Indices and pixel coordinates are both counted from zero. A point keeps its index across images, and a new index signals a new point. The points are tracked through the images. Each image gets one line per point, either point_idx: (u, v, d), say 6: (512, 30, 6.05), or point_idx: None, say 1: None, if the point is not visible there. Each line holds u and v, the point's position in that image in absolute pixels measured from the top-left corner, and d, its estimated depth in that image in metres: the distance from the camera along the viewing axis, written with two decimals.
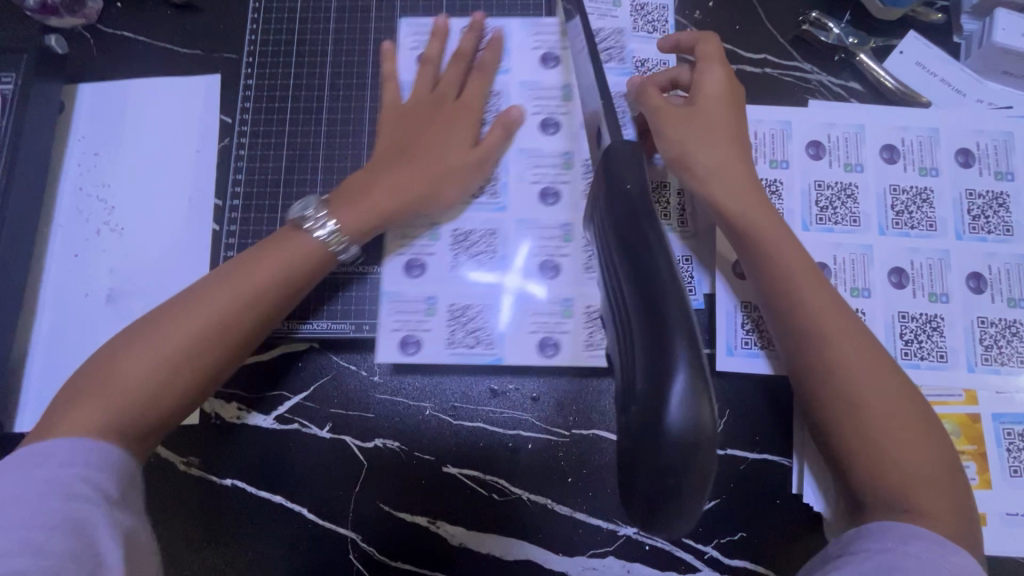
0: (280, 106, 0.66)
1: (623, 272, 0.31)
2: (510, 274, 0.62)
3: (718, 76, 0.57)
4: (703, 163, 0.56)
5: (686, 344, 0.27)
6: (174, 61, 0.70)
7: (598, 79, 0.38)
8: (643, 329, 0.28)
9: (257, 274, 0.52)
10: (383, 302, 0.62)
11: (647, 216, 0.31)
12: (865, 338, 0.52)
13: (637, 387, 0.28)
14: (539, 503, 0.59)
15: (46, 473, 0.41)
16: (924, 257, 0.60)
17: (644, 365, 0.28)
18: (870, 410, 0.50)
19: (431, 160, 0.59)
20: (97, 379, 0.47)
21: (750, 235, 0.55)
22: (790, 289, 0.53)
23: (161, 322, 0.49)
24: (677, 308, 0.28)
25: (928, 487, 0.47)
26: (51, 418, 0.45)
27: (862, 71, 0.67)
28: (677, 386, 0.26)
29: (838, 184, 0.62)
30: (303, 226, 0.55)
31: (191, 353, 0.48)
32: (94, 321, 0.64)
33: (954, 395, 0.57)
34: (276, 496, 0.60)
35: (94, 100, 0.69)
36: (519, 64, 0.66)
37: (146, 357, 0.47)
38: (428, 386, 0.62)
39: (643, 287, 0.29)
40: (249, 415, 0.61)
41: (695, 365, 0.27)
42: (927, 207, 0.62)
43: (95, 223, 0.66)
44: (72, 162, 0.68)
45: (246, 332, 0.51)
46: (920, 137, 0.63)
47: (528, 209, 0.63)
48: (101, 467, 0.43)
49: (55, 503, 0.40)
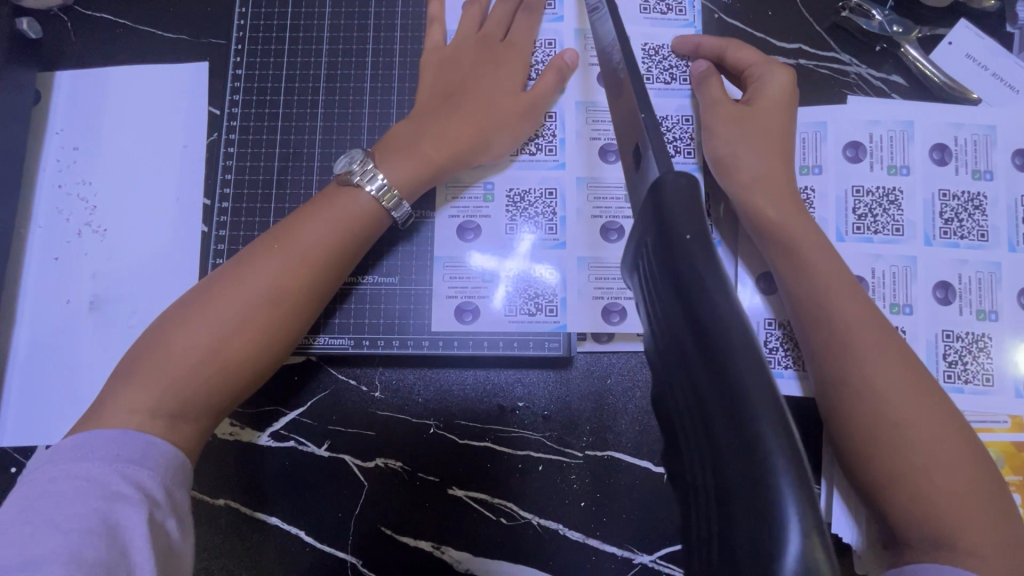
0: (272, 99, 0.61)
1: (693, 356, 0.22)
2: (512, 259, 0.58)
3: (781, 76, 0.55)
4: (755, 167, 0.53)
5: (795, 489, 0.18)
6: (157, 46, 0.65)
7: (631, 79, 0.33)
8: (734, 457, 0.20)
9: (304, 242, 0.48)
10: (437, 267, 0.58)
11: (715, 274, 0.22)
12: (916, 369, 0.47)
13: (735, 542, 0.20)
14: (549, 528, 0.56)
15: (91, 469, 0.38)
16: (973, 270, 0.56)
17: (746, 513, 0.20)
18: (936, 451, 0.45)
19: (480, 110, 0.54)
20: (151, 356, 0.44)
21: (798, 254, 0.51)
22: (831, 316, 0.49)
23: (210, 299, 0.46)
24: (774, 414, 0.19)
25: (1002, 542, 0.42)
26: (101, 403, 0.42)
27: (907, 63, 0.61)
28: (792, 559, 0.18)
29: (880, 189, 0.58)
30: (353, 182, 0.50)
31: (242, 331, 0.45)
32: (76, 329, 0.60)
33: (999, 421, 0.54)
34: (271, 517, 0.56)
35: (72, 89, 0.64)
36: (572, 11, 0.60)
37: (199, 332, 0.44)
38: (433, 402, 0.58)
39: (718, 374, 0.21)
40: (243, 432, 0.58)
41: (812, 520, 0.18)
42: (979, 215, 0.57)
43: (76, 224, 0.62)
44: (52, 157, 0.63)
45: (301, 305, 0.48)
46: (974, 136, 0.58)
47: (588, 168, 0.58)
48: (146, 466, 0.40)
49: (92, 504, 0.36)
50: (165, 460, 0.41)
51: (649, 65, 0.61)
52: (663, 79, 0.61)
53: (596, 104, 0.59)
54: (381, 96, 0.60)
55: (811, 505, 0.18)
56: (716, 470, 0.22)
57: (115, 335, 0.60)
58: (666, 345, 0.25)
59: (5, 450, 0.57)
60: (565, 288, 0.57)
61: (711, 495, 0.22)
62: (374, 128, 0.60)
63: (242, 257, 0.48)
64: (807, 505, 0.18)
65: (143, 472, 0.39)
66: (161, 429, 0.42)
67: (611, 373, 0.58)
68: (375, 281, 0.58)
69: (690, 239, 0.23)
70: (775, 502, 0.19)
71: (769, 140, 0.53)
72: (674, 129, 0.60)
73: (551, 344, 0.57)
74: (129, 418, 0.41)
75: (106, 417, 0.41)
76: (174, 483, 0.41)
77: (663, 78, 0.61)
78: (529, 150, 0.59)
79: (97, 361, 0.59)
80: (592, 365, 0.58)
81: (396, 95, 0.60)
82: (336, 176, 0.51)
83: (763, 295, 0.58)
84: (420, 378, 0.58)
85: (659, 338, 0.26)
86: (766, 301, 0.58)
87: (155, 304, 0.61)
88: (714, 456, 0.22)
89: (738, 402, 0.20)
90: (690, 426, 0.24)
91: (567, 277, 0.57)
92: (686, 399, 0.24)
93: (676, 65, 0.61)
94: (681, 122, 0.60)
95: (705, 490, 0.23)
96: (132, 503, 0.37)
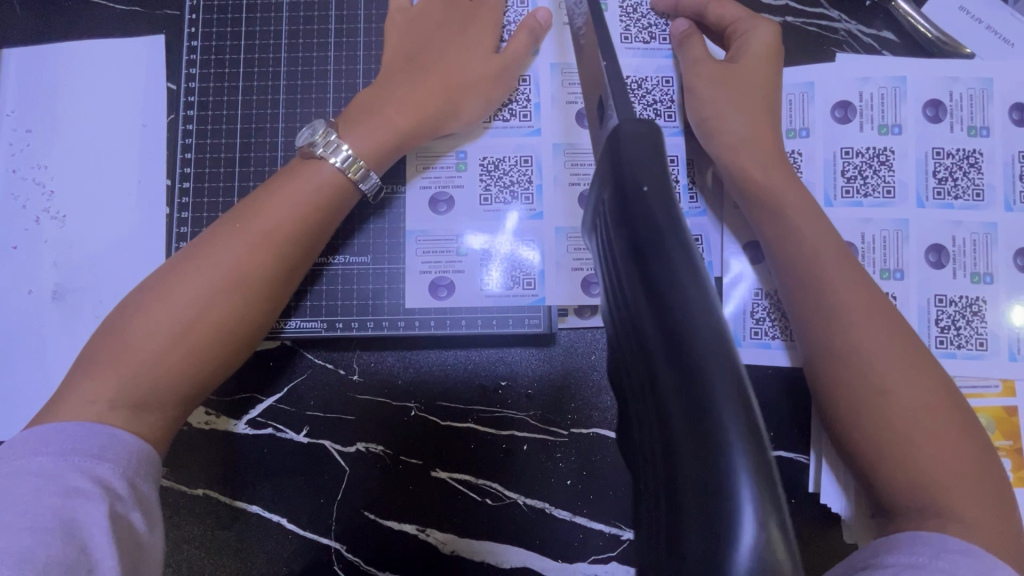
0: (232, 71, 0.58)
1: (644, 324, 0.21)
2: (501, 235, 0.55)
3: (763, 32, 0.52)
4: (735, 129, 0.50)
5: (749, 464, 0.17)
6: (109, 20, 0.61)
7: (595, 28, 0.31)
8: (687, 434, 0.19)
9: (268, 219, 0.46)
10: (410, 243, 0.56)
11: (673, 230, 0.20)
12: (905, 334, 0.46)
13: (683, 528, 0.19)
14: (535, 507, 0.55)
15: (44, 465, 0.36)
16: (967, 232, 0.54)
17: (696, 496, 0.18)
18: (926, 417, 0.44)
19: (447, 73, 0.52)
20: (108, 347, 0.42)
21: (782, 216, 0.49)
22: (817, 281, 0.47)
23: (168, 283, 0.43)
24: (728, 385, 0.18)
25: (989, 506, 0.42)
26: (60, 397, 0.41)
27: (898, 17, 0.57)
28: (746, 549, 0.16)
29: (871, 150, 0.56)
30: (315, 153, 0.48)
31: (204, 315, 0.43)
32: (40, 321, 0.58)
33: (991, 386, 0.53)
34: (251, 506, 0.55)
35: (20, 67, 0.61)
36: None
37: (159, 319, 0.42)
38: (413, 382, 0.56)
39: (673, 341, 0.19)
40: (218, 420, 0.56)
41: (770, 506, 0.17)
42: (974, 173, 0.55)
43: (33, 210, 0.59)
44: (3, 140, 0.60)
45: (267, 283, 0.45)
46: (971, 90, 0.56)
47: (565, 133, 0.56)
48: (106, 459, 0.38)
49: (47, 502, 0.35)
50: (127, 452, 0.39)
51: (627, 24, 0.58)
52: (642, 39, 0.57)
53: (573, 66, 0.56)
54: (347, 66, 0.57)
55: (769, 484, 0.17)
56: (666, 447, 0.20)
57: (81, 326, 0.58)
58: (621, 309, 0.24)
59: None
60: (544, 262, 0.55)
61: (663, 478, 0.21)
62: (340, 99, 0.57)
63: (202, 237, 0.46)
64: (765, 487, 0.17)
65: (103, 465, 0.38)
66: (122, 421, 0.40)
67: (595, 348, 0.56)
68: (348, 262, 0.56)
69: (647, 192, 0.22)
70: (726, 480, 0.17)
71: (754, 99, 0.51)
72: (653, 92, 0.57)
73: (531, 320, 0.55)
74: (91, 407, 0.40)
75: (66, 408, 0.40)
76: (139, 475, 0.39)
77: (642, 37, 0.57)
78: (502, 116, 0.56)
79: (65, 352, 0.57)
80: (575, 341, 0.56)
81: (363, 64, 0.57)
82: (301, 150, 0.49)
83: (749, 265, 0.56)
84: (398, 360, 0.57)
85: (617, 305, 0.25)
86: (751, 270, 0.56)
87: (121, 291, 0.58)
88: (666, 428, 0.20)
89: (690, 373, 0.18)
90: (643, 399, 0.23)
91: (547, 249, 0.55)
92: (639, 372, 0.23)
93: (656, 24, 0.58)
94: (661, 84, 0.57)
95: (657, 467, 0.22)
96: (90, 498, 0.36)
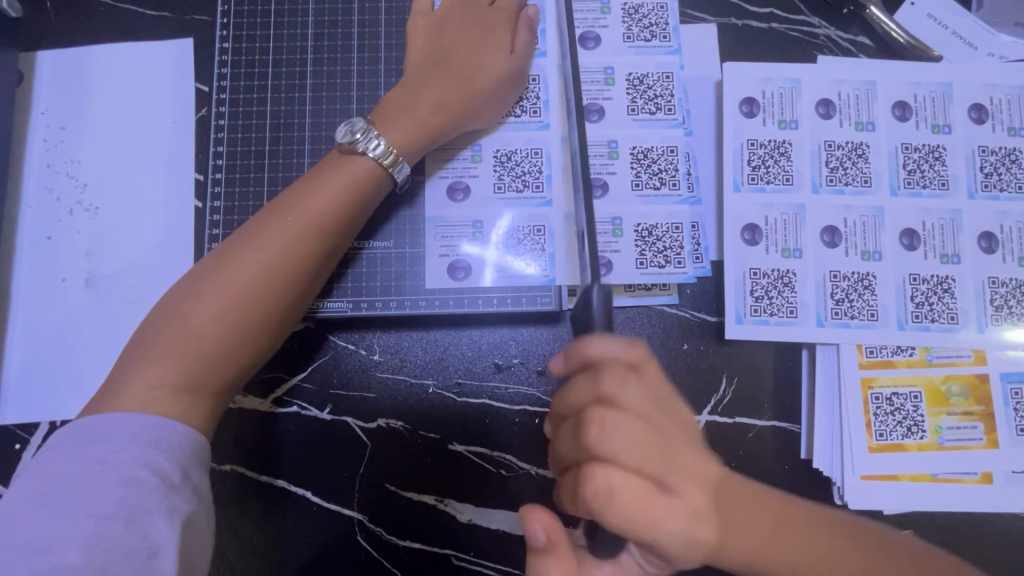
0: (261, 71, 0.61)
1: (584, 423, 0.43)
2: (488, 248, 0.59)
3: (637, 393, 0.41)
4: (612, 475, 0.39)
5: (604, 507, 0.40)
6: (141, 25, 0.65)
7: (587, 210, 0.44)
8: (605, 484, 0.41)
9: (311, 208, 0.49)
10: (429, 230, 0.60)
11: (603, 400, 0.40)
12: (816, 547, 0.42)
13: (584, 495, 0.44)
14: (546, 476, 0.58)
15: (105, 454, 0.39)
16: (935, 217, 0.60)
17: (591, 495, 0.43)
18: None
19: (467, 74, 0.56)
20: (166, 329, 0.45)
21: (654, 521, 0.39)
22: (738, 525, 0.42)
23: (219, 270, 0.47)
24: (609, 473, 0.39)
25: None
26: (118, 379, 0.43)
27: (872, 24, 0.63)
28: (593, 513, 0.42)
29: (849, 144, 0.61)
30: (357, 149, 0.52)
31: (255, 300, 0.46)
32: (74, 307, 0.61)
33: (963, 356, 0.58)
34: (277, 480, 0.58)
35: (55, 68, 0.64)
36: None
37: (213, 302, 0.45)
38: (430, 362, 0.60)
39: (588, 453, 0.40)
40: (246, 398, 0.59)
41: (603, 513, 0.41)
42: (939, 165, 0.61)
43: (67, 202, 0.62)
44: (38, 137, 0.63)
45: (310, 267, 0.49)
46: (932, 93, 0.61)
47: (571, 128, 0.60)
48: (162, 449, 0.40)
49: (111, 490, 0.37)
50: (182, 443, 0.42)
51: (629, 23, 0.61)
52: (644, 37, 0.61)
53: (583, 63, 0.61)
54: (368, 67, 0.61)
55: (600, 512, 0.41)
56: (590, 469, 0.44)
57: (113, 311, 0.61)
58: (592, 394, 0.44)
59: (9, 425, 0.58)
60: (554, 245, 0.59)
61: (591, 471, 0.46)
62: (362, 97, 0.61)
63: (246, 228, 0.49)
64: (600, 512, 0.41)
65: (160, 456, 0.40)
66: (175, 405, 0.43)
67: None
68: (371, 246, 0.59)
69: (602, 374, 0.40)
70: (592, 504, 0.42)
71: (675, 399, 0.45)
72: (654, 86, 0.60)
73: (542, 299, 0.59)
74: (154, 393, 0.42)
75: (124, 396, 0.42)
76: (191, 463, 0.42)
77: (643, 36, 0.61)
78: (514, 112, 0.60)
79: (96, 336, 0.60)
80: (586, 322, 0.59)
81: (383, 65, 0.61)
82: (339, 145, 0.52)
83: (747, 247, 0.60)
84: (416, 340, 0.60)
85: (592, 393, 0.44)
86: (749, 252, 0.60)
87: (150, 279, 0.61)
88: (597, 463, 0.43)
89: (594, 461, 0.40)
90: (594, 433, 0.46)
91: (557, 235, 0.59)
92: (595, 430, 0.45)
93: (656, 23, 0.61)
94: (661, 79, 0.61)
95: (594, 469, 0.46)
96: (149, 487, 0.38)
